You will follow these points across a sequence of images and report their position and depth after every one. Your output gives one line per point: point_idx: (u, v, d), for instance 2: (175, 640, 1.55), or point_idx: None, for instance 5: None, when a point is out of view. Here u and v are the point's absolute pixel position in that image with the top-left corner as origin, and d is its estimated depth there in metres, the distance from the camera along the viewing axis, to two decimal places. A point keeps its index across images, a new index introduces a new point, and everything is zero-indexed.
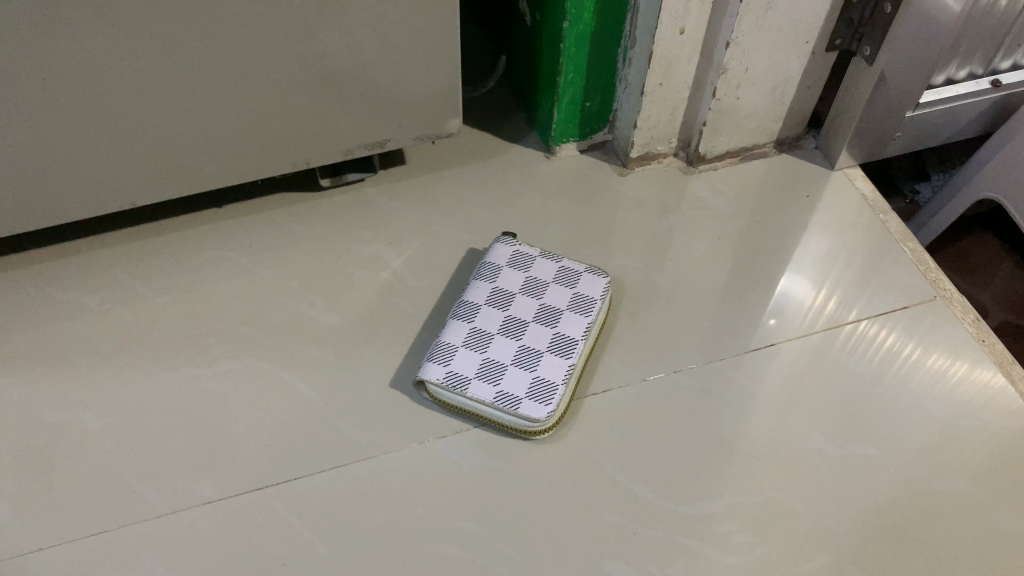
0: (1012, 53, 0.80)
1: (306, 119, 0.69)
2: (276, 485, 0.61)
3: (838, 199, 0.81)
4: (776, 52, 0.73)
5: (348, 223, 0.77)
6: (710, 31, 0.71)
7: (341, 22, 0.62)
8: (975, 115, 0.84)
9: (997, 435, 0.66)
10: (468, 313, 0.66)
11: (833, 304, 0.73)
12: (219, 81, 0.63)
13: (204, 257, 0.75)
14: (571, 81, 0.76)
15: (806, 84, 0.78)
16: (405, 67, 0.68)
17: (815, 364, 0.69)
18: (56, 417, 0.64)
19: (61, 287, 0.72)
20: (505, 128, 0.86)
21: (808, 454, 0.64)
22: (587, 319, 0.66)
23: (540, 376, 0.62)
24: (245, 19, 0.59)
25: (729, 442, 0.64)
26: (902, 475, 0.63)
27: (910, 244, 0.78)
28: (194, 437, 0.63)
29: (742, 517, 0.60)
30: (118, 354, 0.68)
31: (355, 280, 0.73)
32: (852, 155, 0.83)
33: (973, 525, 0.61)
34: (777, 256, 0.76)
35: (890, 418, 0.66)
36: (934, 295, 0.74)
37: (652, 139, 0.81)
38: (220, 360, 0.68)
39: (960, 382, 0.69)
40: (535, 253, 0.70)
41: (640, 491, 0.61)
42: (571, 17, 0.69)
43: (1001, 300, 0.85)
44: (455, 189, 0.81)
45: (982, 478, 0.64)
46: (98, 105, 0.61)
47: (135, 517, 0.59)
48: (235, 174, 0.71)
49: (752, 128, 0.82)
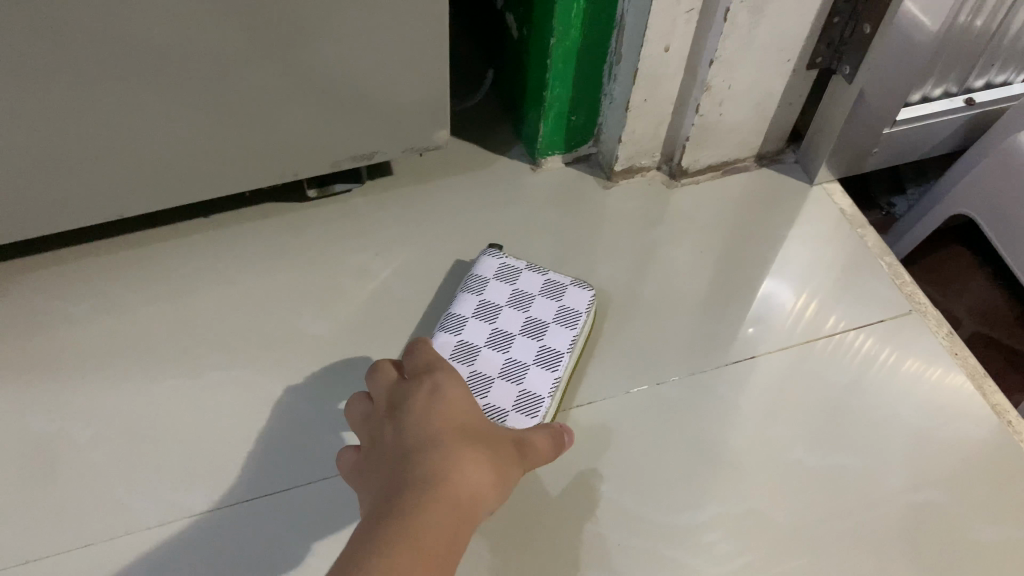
0: (985, 72, 0.83)
1: (295, 130, 0.70)
2: (267, 496, 0.62)
3: (817, 213, 0.83)
4: (759, 70, 0.74)
5: (336, 234, 0.78)
6: (695, 49, 0.72)
7: (333, 36, 0.63)
8: (950, 131, 0.86)
9: (970, 446, 0.68)
10: (455, 325, 0.67)
11: (813, 308, 0.75)
12: (207, 92, 0.63)
13: (192, 266, 0.75)
14: (557, 95, 0.77)
15: (787, 101, 0.80)
16: (395, 79, 0.69)
17: (793, 373, 0.71)
18: (44, 428, 0.64)
19: (47, 296, 0.72)
20: (492, 139, 0.87)
21: (789, 464, 0.65)
22: (572, 331, 0.67)
23: (527, 388, 0.63)
24: (236, 32, 0.60)
25: (710, 453, 0.66)
26: (878, 484, 0.65)
27: (887, 258, 0.80)
28: (185, 447, 0.64)
29: (726, 526, 0.62)
30: (105, 364, 0.68)
31: (343, 289, 0.74)
32: (831, 170, 0.84)
33: (947, 534, 0.63)
34: (758, 268, 0.78)
35: (867, 426, 0.68)
36: (909, 307, 0.76)
37: (636, 152, 0.82)
38: (209, 369, 0.68)
39: (932, 392, 0.71)
40: (521, 266, 0.71)
41: (625, 502, 0.63)
42: (558, 33, 0.70)
43: (974, 311, 0.87)
44: (441, 199, 0.81)
45: (956, 487, 0.65)
46: (82, 111, 0.61)
47: (126, 529, 0.59)
48: (223, 182, 0.72)
49: (735, 144, 0.83)
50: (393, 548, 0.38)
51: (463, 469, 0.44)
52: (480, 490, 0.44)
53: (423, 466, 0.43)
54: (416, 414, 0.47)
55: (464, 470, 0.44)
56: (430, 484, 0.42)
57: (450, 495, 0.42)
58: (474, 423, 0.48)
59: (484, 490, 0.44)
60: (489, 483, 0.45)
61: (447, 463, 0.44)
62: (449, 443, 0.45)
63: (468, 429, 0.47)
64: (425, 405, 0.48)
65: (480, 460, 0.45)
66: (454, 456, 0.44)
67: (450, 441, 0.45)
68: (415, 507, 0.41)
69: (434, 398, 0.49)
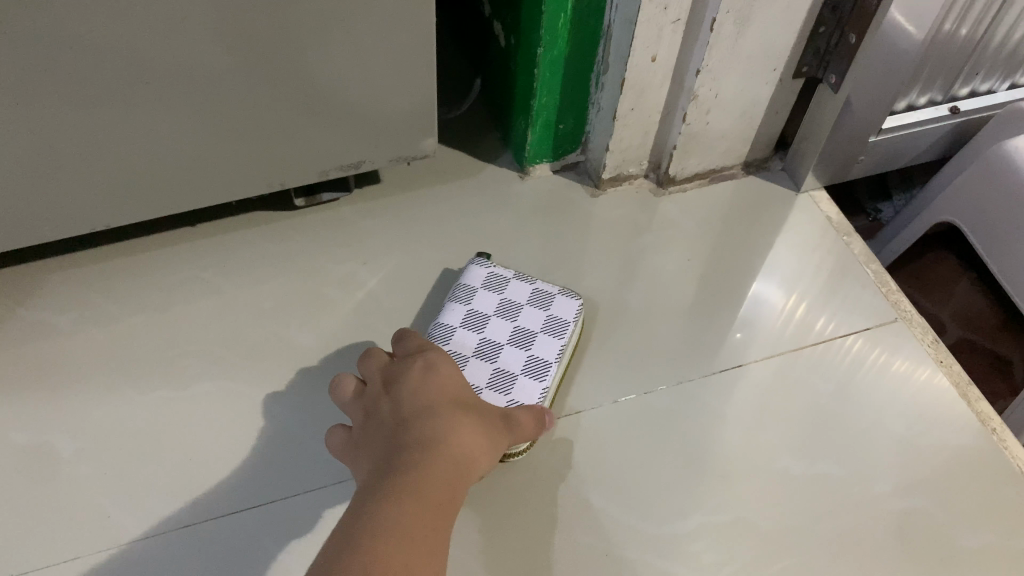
0: (970, 80, 0.83)
1: (282, 140, 0.70)
2: (253, 508, 0.61)
3: (803, 220, 0.83)
4: (745, 79, 0.75)
5: (323, 243, 0.78)
6: (682, 58, 0.72)
7: (319, 48, 0.63)
8: (935, 139, 0.87)
9: (955, 454, 0.68)
10: (443, 335, 0.67)
11: (803, 309, 0.76)
12: (192, 103, 0.63)
13: (179, 275, 0.74)
14: (544, 104, 0.77)
15: (774, 109, 0.80)
16: (382, 88, 0.69)
17: (779, 380, 0.71)
18: (30, 440, 0.64)
19: (33, 307, 0.71)
20: (480, 147, 0.87)
21: (775, 472, 0.66)
22: (560, 341, 0.67)
23: (514, 398, 0.63)
24: (222, 43, 0.59)
25: (697, 460, 0.66)
26: (863, 493, 0.65)
27: (873, 265, 0.81)
28: (171, 459, 0.63)
29: (712, 535, 0.62)
30: (91, 375, 0.67)
31: (330, 299, 0.74)
32: (817, 177, 0.85)
33: (931, 541, 0.63)
34: (744, 275, 0.78)
35: (852, 433, 0.69)
36: (894, 315, 0.77)
37: (624, 160, 0.82)
38: (196, 380, 0.68)
39: (916, 399, 0.71)
40: (509, 275, 0.71)
41: (612, 511, 0.63)
42: (545, 43, 0.70)
43: (960, 317, 0.88)
44: (429, 208, 0.81)
45: (941, 494, 0.66)
46: (66, 123, 0.60)
47: (112, 542, 0.59)
48: (209, 192, 0.72)
49: (722, 152, 0.83)
50: (399, 501, 0.45)
51: (456, 438, 0.51)
52: (470, 458, 0.51)
53: (424, 432, 0.50)
54: (412, 390, 0.54)
55: (459, 437, 0.51)
56: (430, 450, 0.49)
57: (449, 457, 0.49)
58: (463, 399, 0.55)
59: (476, 453, 0.51)
60: (479, 452, 0.52)
61: (444, 431, 0.51)
62: (445, 414, 0.52)
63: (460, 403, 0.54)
64: (418, 382, 0.55)
65: (471, 430, 0.52)
66: (448, 426, 0.51)
67: (443, 413, 0.52)
68: (416, 467, 0.47)
69: (427, 374, 0.55)
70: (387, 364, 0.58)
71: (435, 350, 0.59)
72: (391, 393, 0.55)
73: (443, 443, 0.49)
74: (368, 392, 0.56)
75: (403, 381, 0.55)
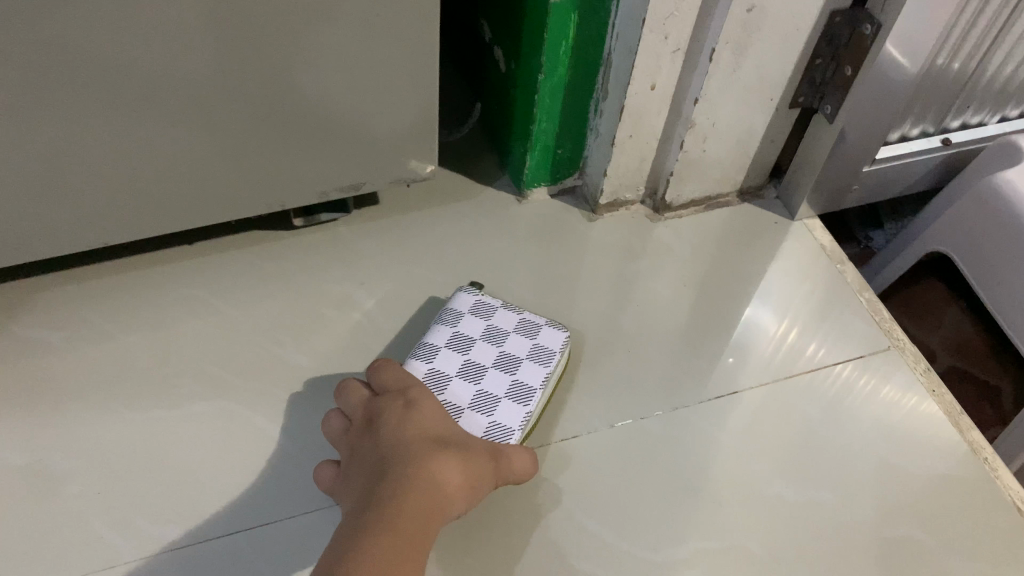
0: (962, 113, 0.85)
1: (283, 160, 0.70)
2: (247, 530, 0.61)
3: (796, 247, 0.84)
4: (742, 108, 0.76)
5: (320, 264, 0.78)
6: (680, 86, 0.73)
7: (322, 69, 0.64)
8: (927, 170, 0.88)
9: (944, 481, 0.69)
10: (427, 354, 0.67)
11: (794, 334, 0.77)
12: (195, 122, 0.63)
13: (174, 294, 0.74)
14: (544, 129, 0.78)
15: (770, 137, 0.81)
16: (382, 109, 0.69)
17: (772, 406, 0.72)
18: (21, 460, 0.63)
19: (26, 324, 0.71)
20: (478, 170, 0.88)
21: (769, 498, 0.66)
22: (546, 368, 0.67)
23: (496, 420, 0.63)
24: (226, 64, 0.60)
25: (691, 486, 0.66)
26: (855, 519, 0.66)
27: (865, 293, 0.82)
28: (165, 480, 0.63)
29: (706, 561, 0.62)
30: (84, 394, 0.67)
31: (327, 320, 0.74)
32: (812, 206, 0.86)
33: (923, 569, 0.64)
34: (738, 300, 0.79)
35: (844, 459, 0.69)
36: (887, 344, 0.77)
37: (620, 186, 0.83)
38: (190, 401, 0.67)
39: (904, 428, 0.72)
40: (495, 305, 0.72)
41: (607, 537, 0.63)
42: (546, 69, 0.71)
43: (950, 345, 0.89)
44: (426, 229, 0.82)
45: (931, 521, 0.66)
46: (66, 142, 0.60)
47: (103, 563, 0.59)
48: (208, 211, 0.72)
49: (717, 179, 0.84)
50: (375, 538, 0.47)
51: (437, 467, 0.53)
52: (448, 487, 0.53)
53: (400, 469, 0.53)
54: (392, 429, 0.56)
55: (435, 471, 0.53)
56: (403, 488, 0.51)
57: (421, 494, 0.51)
58: (443, 428, 0.58)
59: (453, 486, 0.53)
60: (459, 479, 0.54)
61: (420, 467, 0.53)
62: (422, 449, 0.54)
63: (440, 435, 0.56)
64: (397, 416, 0.58)
65: (448, 462, 0.54)
66: (426, 455, 0.54)
67: (419, 444, 0.55)
68: (392, 500, 0.50)
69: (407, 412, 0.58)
70: (371, 400, 0.61)
71: (413, 385, 0.61)
72: (373, 428, 0.58)
73: (420, 473, 0.52)
74: (353, 430, 0.59)
75: (383, 419, 0.58)
